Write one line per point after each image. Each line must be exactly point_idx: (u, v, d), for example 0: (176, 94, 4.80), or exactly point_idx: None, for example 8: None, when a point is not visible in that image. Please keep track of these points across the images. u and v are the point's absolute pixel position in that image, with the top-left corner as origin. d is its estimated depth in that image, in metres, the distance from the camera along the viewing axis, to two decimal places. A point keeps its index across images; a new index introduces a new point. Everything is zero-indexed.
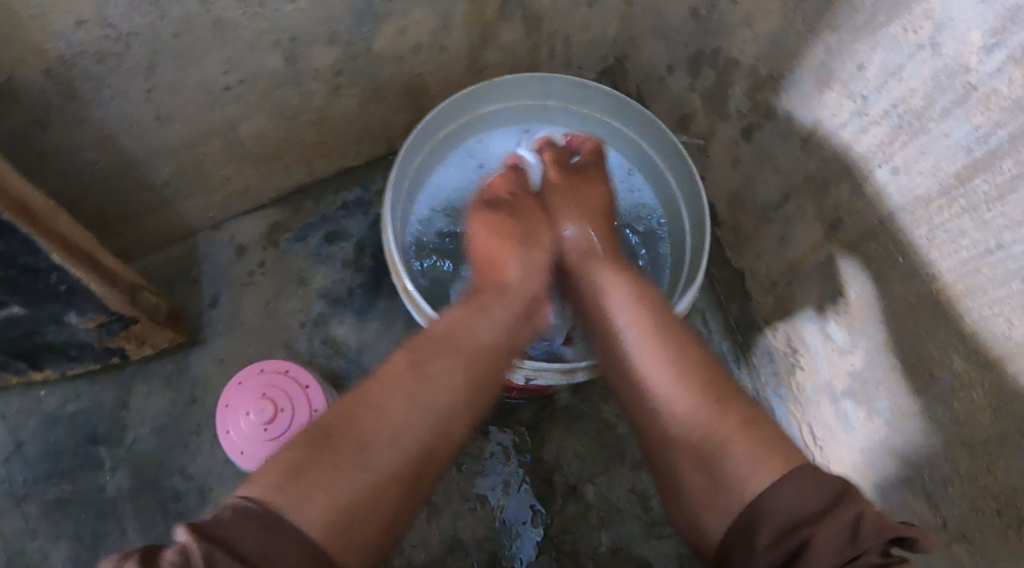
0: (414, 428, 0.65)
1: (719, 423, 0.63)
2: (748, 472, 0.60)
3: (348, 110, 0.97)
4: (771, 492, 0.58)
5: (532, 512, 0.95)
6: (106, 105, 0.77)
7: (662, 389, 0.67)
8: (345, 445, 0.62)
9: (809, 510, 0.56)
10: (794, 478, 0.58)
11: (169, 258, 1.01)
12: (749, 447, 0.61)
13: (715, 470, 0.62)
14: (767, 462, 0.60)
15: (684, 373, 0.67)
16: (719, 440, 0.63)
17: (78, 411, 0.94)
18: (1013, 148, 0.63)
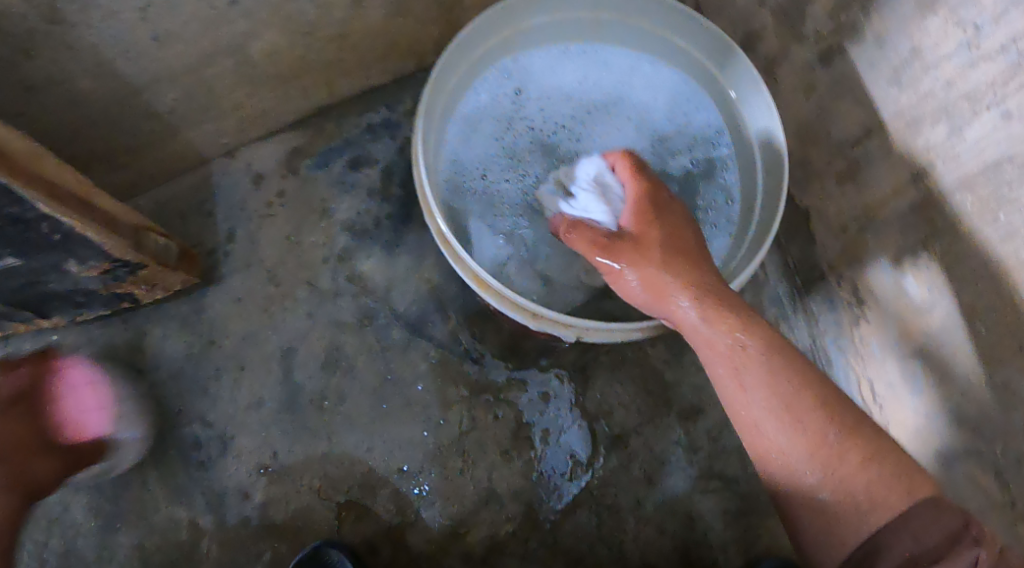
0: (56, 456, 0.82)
1: (838, 434, 0.59)
2: (869, 506, 0.57)
3: (374, 23, 0.84)
4: (888, 531, 0.56)
5: (572, 463, 0.91)
6: (97, 29, 0.66)
7: (776, 405, 0.61)
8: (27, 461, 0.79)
9: (926, 548, 0.54)
10: (915, 511, 0.56)
11: (180, 189, 0.92)
12: (866, 470, 0.58)
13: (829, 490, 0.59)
14: (890, 485, 0.57)
15: (806, 388, 0.61)
16: (839, 464, 0.59)
17: (92, 355, 0.89)
18: None
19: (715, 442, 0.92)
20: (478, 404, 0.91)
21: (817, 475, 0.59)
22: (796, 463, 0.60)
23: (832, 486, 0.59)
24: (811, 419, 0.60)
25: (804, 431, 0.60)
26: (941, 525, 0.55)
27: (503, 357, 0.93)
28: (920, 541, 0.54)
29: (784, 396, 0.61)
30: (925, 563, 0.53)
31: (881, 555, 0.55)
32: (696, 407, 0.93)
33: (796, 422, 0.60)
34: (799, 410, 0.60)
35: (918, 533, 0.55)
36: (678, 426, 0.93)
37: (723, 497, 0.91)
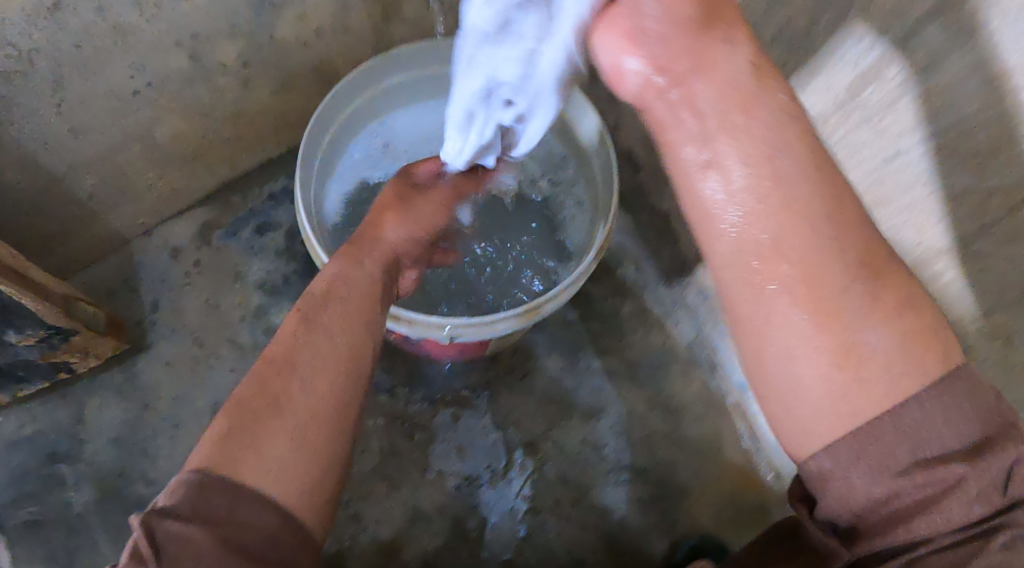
0: (302, 330, 0.60)
1: (864, 283, 0.47)
2: (892, 382, 0.47)
3: (263, 101, 0.98)
4: (903, 407, 0.47)
5: (490, 474, 0.97)
6: (19, 125, 0.78)
7: (786, 244, 0.48)
8: (260, 418, 0.54)
9: (951, 449, 0.46)
10: (936, 385, 0.47)
11: (106, 270, 1.01)
12: (897, 320, 0.47)
13: (838, 348, 0.47)
14: (908, 356, 0.47)
15: (825, 242, 0.47)
16: (867, 320, 0.47)
17: (35, 432, 0.95)
18: (896, 54, 0.62)
19: (621, 437, 1.00)
20: (397, 431, 0.98)
21: (816, 325, 0.47)
22: (788, 311, 0.48)
23: (862, 337, 0.47)
24: (830, 262, 0.47)
25: (823, 276, 0.47)
26: (978, 411, 0.47)
27: (413, 384, 1.01)
28: (933, 441, 0.46)
29: (796, 239, 0.47)
30: (922, 460, 0.46)
31: (884, 450, 0.47)
32: (599, 406, 1.01)
33: (803, 254, 0.47)
34: (832, 261, 0.47)
35: (920, 433, 0.47)
36: (583, 425, 1.00)
37: (636, 486, 0.98)
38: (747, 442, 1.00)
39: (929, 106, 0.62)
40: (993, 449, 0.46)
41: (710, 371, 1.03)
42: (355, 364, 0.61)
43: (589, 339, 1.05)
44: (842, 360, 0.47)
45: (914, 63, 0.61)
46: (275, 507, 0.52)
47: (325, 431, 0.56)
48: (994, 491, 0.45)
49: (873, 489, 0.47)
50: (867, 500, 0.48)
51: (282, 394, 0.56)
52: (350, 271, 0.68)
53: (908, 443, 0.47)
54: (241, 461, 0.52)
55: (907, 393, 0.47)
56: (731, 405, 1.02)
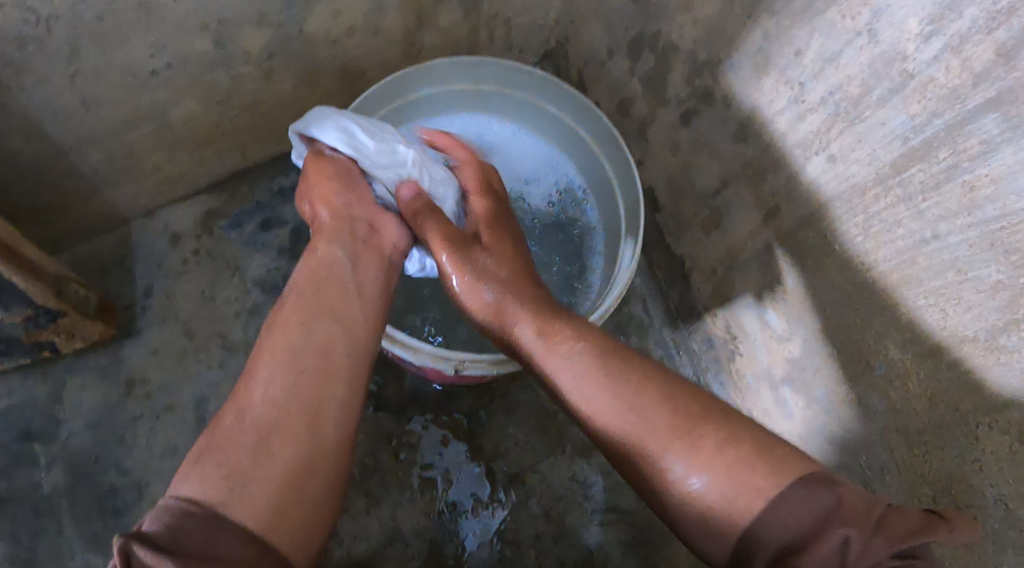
0: (288, 345, 0.64)
1: (687, 424, 0.59)
2: (737, 493, 0.55)
3: (282, 94, 0.94)
4: (766, 514, 0.54)
5: (473, 500, 0.96)
6: (29, 92, 0.75)
7: (602, 383, 0.63)
8: (241, 443, 0.59)
9: (797, 535, 0.52)
10: (787, 492, 0.54)
11: (102, 247, 0.98)
12: (724, 453, 0.57)
13: (690, 469, 0.57)
14: (754, 473, 0.55)
15: (652, 398, 0.61)
16: (694, 451, 0.58)
17: (10, 406, 0.92)
18: (949, 137, 0.63)
19: (608, 478, 0.98)
20: (383, 448, 0.96)
21: (674, 460, 0.58)
22: (649, 452, 0.59)
23: (696, 469, 0.57)
24: (659, 415, 0.60)
25: (651, 426, 0.60)
26: (807, 506, 0.53)
27: (404, 402, 0.99)
28: (794, 536, 0.52)
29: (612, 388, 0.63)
30: (799, 551, 0.52)
31: (763, 542, 0.54)
32: (590, 445, 0.99)
33: (638, 423, 0.60)
34: (645, 409, 0.61)
35: (789, 522, 0.53)
36: (572, 462, 0.98)
37: (619, 529, 0.96)
38: None
39: (975, 194, 0.62)
40: (850, 530, 0.51)
41: None
42: (326, 380, 0.64)
43: None
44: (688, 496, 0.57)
45: (967, 148, 0.61)
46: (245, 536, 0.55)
47: (311, 460, 0.60)
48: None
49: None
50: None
51: (260, 420, 0.60)
52: (331, 266, 0.71)
53: (775, 539, 0.53)
54: (220, 494, 0.56)
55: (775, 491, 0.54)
56: None
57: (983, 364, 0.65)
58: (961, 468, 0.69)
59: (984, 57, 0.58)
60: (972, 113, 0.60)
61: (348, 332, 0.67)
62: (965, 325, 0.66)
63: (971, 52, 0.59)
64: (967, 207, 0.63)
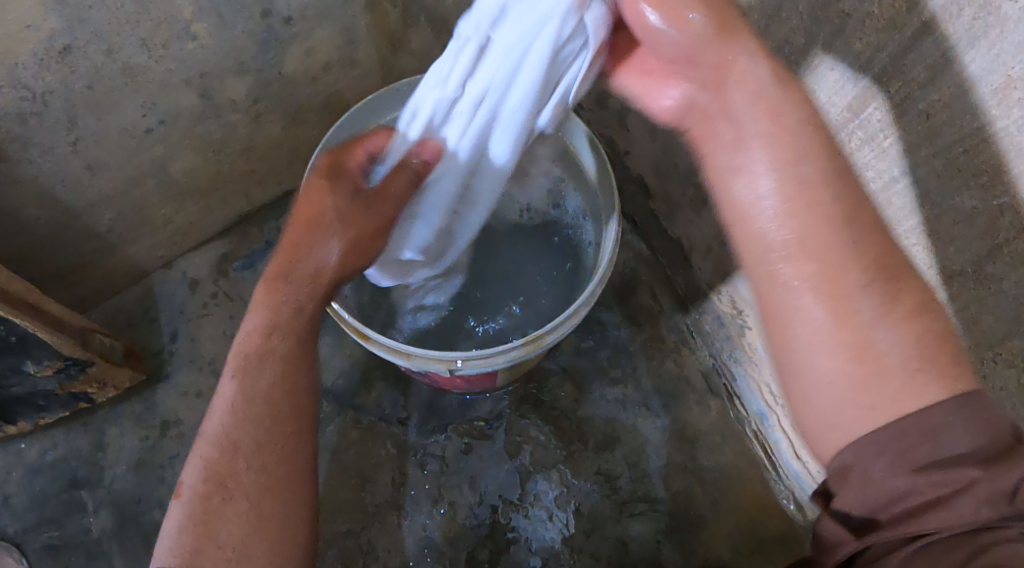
0: (233, 412, 0.61)
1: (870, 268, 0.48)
2: (911, 372, 0.46)
3: (274, 135, 1.00)
4: (935, 412, 0.45)
5: (504, 503, 0.96)
6: (37, 163, 0.83)
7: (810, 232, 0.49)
8: (217, 501, 0.58)
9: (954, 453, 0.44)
10: (951, 408, 0.45)
11: (127, 301, 1.04)
12: (899, 314, 0.47)
13: (845, 338, 0.47)
14: (931, 333, 0.47)
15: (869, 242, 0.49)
16: (902, 369, 0.46)
17: (58, 458, 0.98)
18: (896, 69, 0.62)
19: (635, 468, 0.97)
20: (409, 462, 0.98)
21: (813, 280, 0.49)
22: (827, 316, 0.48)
23: (881, 328, 0.47)
24: (841, 234, 0.49)
25: (834, 267, 0.48)
26: (976, 430, 0.44)
27: (425, 415, 1.00)
28: (950, 447, 0.44)
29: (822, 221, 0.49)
30: (951, 457, 0.44)
31: (908, 442, 0.45)
32: (614, 437, 0.99)
33: (819, 251, 0.49)
34: (828, 237, 0.49)
35: (920, 457, 0.45)
36: (598, 456, 0.98)
37: (652, 518, 0.95)
38: (767, 469, 0.96)
39: (933, 121, 0.61)
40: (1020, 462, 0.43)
41: (726, 398, 1.00)
42: (288, 395, 0.62)
43: (601, 368, 1.02)
44: (863, 347, 0.47)
45: (914, 77, 0.61)
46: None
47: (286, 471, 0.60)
48: (989, 501, 0.43)
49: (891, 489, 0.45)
50: (905, 479, 0.45)
51: (238, 487, 0.58)
52: (270, 316, 0.64)
53: (949, 451, 0.44)
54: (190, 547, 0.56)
55: (934, 397, 0.45)
56: (751, 434, 0.97)
57: (974, 296, 0.64)
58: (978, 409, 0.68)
59: None
60: (912, 39, 0.60)
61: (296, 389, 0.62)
62: (953, 259, 0.65)
63: None
64: (928, 136, 0.62)
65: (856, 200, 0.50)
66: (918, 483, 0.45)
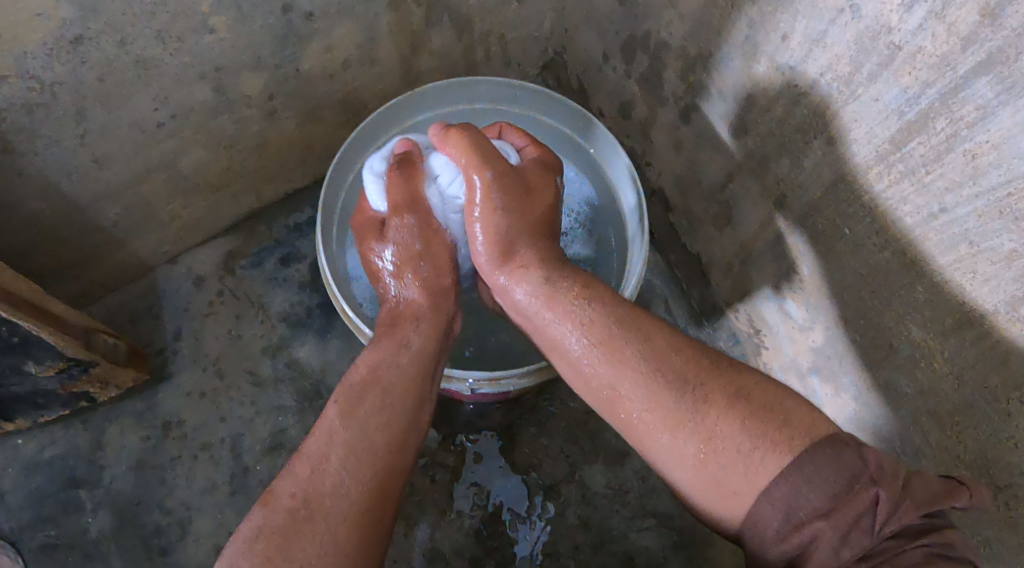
0: (348, 442, 0.62)
1: (697, 374, 0.60)
2: (753, 458, 0.56)
3: (288, 132, 0.97)
4: (786, 476, 0.54)
5: (511, 515, 0.95)
6: (43, 155, 0.79)
7: (626, 362, 0.62)
8: (331, 483, 0.60)
9: (830, 495, 0.53)
10: (809, 454, 0.54)
11: (131, 295, 1.01)
12: (734, 406, 0.58)
13: (692, 437, 0.59)
14: (752, 409, 0.58)
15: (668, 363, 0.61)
16: (739, 450, 0.56)
17: (56, 456, 0.95)
18: (944, 106, 0.61)
19: (643, 482, 0.96)
20: (416, 470, 0.96)
21: (663, 410, 0.60)
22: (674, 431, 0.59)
23: (714, 423, 0.58)
24: (670, 365, 0.61)
25: (659, 382, 0.61)
26: (838, 471, 0.53)
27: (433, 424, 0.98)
28: (814, 499, 0.53)
29: (621, 356, 0.62)
30: (803, 521, 0.53)
31: (782, 505, 0.54)
32: (622, 451, 0.97)
33: (631, 365, 0.62)
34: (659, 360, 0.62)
35: (800, 510, 0.53)
36: (606, 470, 0.97)
37: (659, 533, 0.94)
38: None
39: (979, 161, 0.60)
40: (881, 490, 0.52)
41: None
42: (419, 401, 0.67)
43: None
44: (708, 438, 0.58)
45: (963, 116, 0.60)
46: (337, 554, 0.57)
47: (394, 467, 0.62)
48: (861, 534, 0.52)
49: (776, 532, 0.54)
50: (779, 547, 0.54)
51: (320, 506, 0.58)
52: (390, 353, 0.68)
53: (799, 512, 0.53)
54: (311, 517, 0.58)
55: (775, 465, 0.55)
56: None
57: (1005, 338, 0.63)
58: (998, 448, 0.66)
59: (968, 20, 0.57)
60: (965, 78, 0.59)
61: (411, 420, 0.65)
62: (989, 300, 0.64)
63: (955, 17, 0.57)
64: (972, 176, 0.61)
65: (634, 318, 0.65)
66: (789, 547, 0.54)
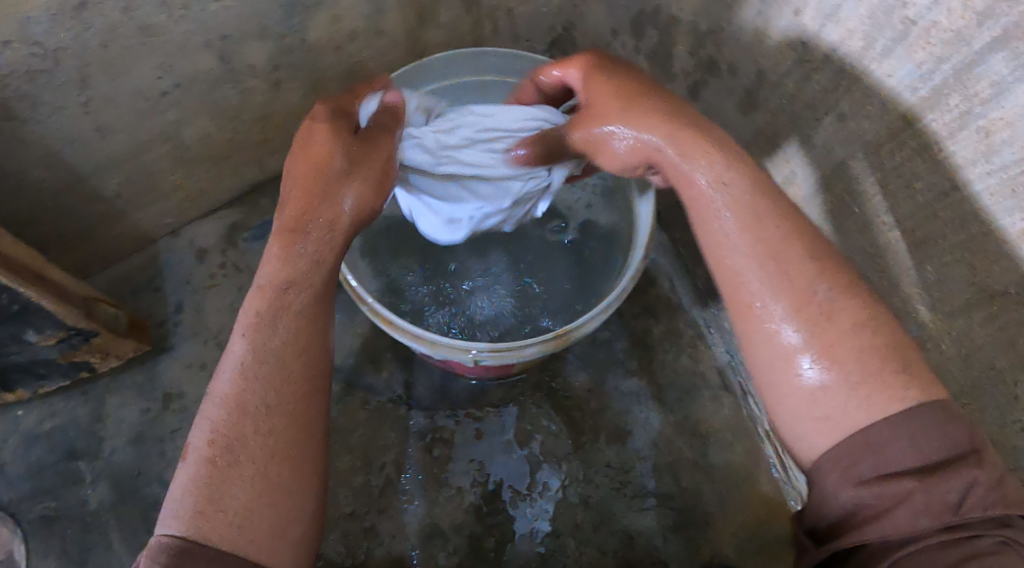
0: (257, 371, 0.58)
1: (833, 283, 0.54)
2: (860, 390, 0.51)
3: (293, 104, 0.96)
4: (892, 423, 0.50)
5: (511, 492, 0.94)
6: (45, 124, 0.79)
7: (762, 238, 0.56)
8: (248, 423, 0.56)
9: (926, 461, 0.49)
10: (915, 413, 0.50)
11: (132, 268, 1.01)
12: (859, 333, 0.53)
13: (814, 345, 0.53)
14: (880, 343, 0.53)
15: (809, 257, 0.55)
16: (848, 384, 0.52)
17: (55, 428, 0.95)
18: (959, 83, 0.61)
19: (646, 461, 0.95)
20: (417, 445, 0.95)
21: (793, 301, 0.54)
22: (792, 322, 0.54)
23: (840, 337, 0.53)
24: (815, 256, 0.55)
25: (792, 278, 0.55)
26: (944, 441, 0.49)
27: (434, 400, 0.98)
28: (910, 456, 0.49)
29: (762, 228, 0.56)
30: (883, 473, 0.49)
31: (871, 450, 0.50)
32: (625, 430, 0.97)
33: (768, 237, 0.56)
34: (790, 255, 0.55)
35: (889, 463, 0.49)
36: (608, 448, 0.96)
37: (660, 512, 0.93)
38: (777, 470, 0.93)
39: (992, 139, 0.60)
40: (978, 475, 0.48)
41: (740, 396, 0.97)
42: (322, 303, 0.62)
43: (615, 360, 1.00)
44: (828, 348, 0.53)
45: (977, 92, 0.59)
46: (269, 498, 0.55)
47: (309, 389, 0.59)
48: (944, 509, 0.47)
49: (858, 477, 0.50)
50: (854, 491, 0.50)
51: (239, 452, 0.55)
52: (286, 259, 0.61)
53: (890, 461, 0.49)
54: (235, 468, 0.55)
55: (887, 406, 0.50)
56: (759, 433, 0.95)
57: (1016, 317, 0.63)
58: (1003, 428, 0.67)
59: None
60: (980, 54, 0.58)
61: (315, 328, 0.61)
62: (998, 278, 0.63)
63: None
64: (984, 154, 0.61)
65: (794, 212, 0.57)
66: (865, 494, 0.49)
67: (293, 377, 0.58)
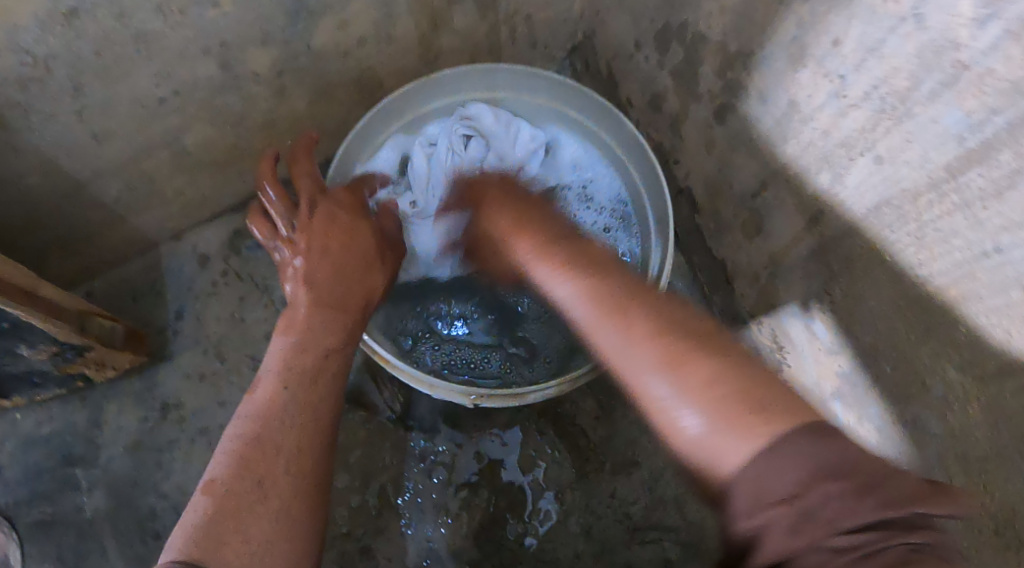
0: (277, 416, 0.64)
1: (693, 350, 0.54)
2: (739, 434, 0.49)
3: (299, 110, 0.92)
4: (769, 451, 0.47)
5: (512, 519, 0.92)
6: (39, 132, 0.75)
7: (632, 334, 0.57)
8: (267, 458, 0.62)
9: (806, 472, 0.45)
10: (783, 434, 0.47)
11: (134, 271, 0.98)
12: (716, 389, 0.51)
13: (696, 410, 0.51)
14: (747, 387, 0.51)
15: (669, 337, 0.55)
16: (729, 434, 0.49)
17: (52, 433, 0.94)
18: (1013, 138, 0.55)
19: (651, 494, 0.92)
20: (416, 468, 0.93)
21: (665, 377, 0.54)
22: (670, 398, 0.53)
23: (718, 398, 0.51)
24: (674, 336, 0.55)
25: (655, 357, 0.55)
26: (821, 451, 0.46)
27: (435, 422, 0.95)
28: (794, 476, 0.46)
29: (626, 327, 0.57)
30: (784, 497, 0.45)
31: (759, 485, 0.46)
32: (632, 461, 0.93)
33: (646, 332, 0.56)
34: (637, 345, 0.56)
35: (779, 492, 0.46)
36: (613, 479, 0.92)
37: (662, 547, 0.90)
38: None
39: None
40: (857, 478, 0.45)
41: None
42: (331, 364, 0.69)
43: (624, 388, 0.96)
44: (706, 416, 0.51)
45: None
46: (283, 529, 0.60)
47: (317, 438, 0.66)
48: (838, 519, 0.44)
49: (764, 521, 0.46)
50: (761, 534, 0.46)
51: (255, 486, 0.61)
52: (308, 327, 0.69)
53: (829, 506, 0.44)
54: (249, 499, 0.60)
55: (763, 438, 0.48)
56: None
57: None
58: None
59: None
60: None
61: (327, 383, 0.68)
62: None
63: None
64: None
65: (633, 292, 0.60)
66: (775, 525, 0.45)
67: (310, 424, 0.66)
